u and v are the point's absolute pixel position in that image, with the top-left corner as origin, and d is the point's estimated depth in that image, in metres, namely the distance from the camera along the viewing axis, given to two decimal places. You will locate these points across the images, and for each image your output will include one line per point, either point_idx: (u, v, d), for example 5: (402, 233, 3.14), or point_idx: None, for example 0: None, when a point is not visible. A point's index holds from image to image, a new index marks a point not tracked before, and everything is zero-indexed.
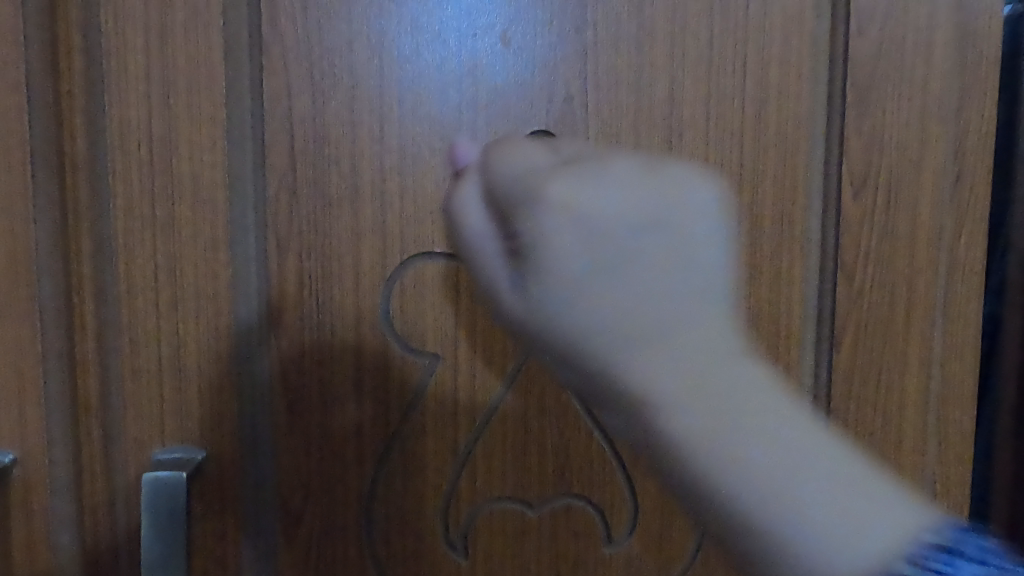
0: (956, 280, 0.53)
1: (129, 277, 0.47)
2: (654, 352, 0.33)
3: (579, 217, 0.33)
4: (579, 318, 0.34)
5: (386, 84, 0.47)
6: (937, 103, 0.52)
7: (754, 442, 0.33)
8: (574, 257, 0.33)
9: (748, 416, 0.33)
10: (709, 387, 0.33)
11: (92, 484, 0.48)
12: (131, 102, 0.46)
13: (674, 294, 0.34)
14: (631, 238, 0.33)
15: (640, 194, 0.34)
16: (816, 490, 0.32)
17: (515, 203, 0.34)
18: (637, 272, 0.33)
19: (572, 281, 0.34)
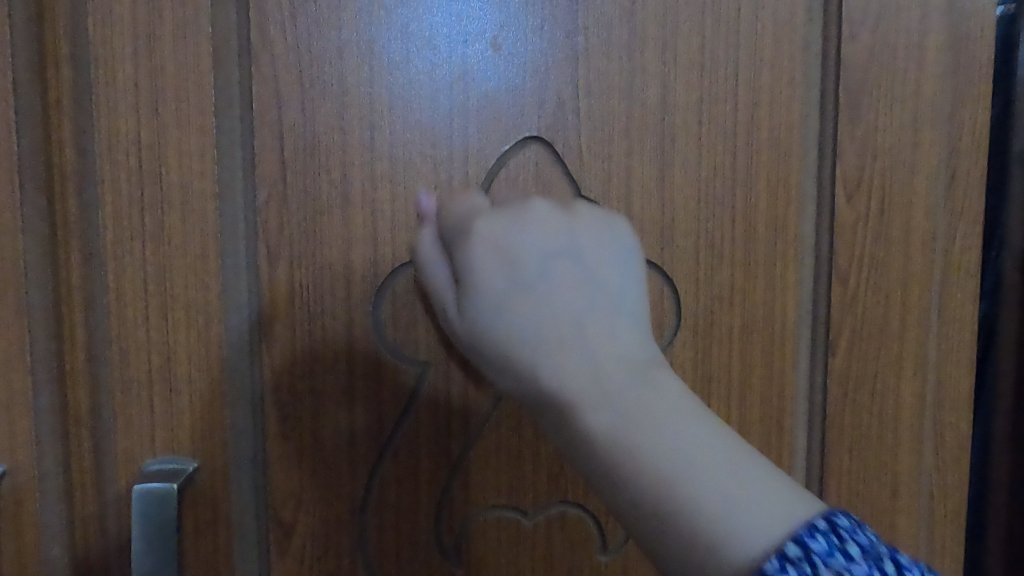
0: (950, 284, 0.53)
1: (118, 287, 0.46)
2: (580, 362, 0.37)
3: (500, 243, 0.40)
4: (512, 331, 0.38)
5: (376, 92, 0.47)
6: (929, 107, 0.52)
7: (666, 439, 0.35)
8: (499, 274, 0.39)
9: (662, 418, 0.35)
10: (625, 392, 0.36)
11: (83, 495, 0.47)
12: (119, 111, 0.45)
13: (593, 314, 0.39)
14: (548, 260, 0.40)
15: (556, 229, 0.41)
16: (727, 482, 0.34)
17: (453, 236, 0.41)
18: (557, 289, 0.39)
19: (502, 298, 0.39)
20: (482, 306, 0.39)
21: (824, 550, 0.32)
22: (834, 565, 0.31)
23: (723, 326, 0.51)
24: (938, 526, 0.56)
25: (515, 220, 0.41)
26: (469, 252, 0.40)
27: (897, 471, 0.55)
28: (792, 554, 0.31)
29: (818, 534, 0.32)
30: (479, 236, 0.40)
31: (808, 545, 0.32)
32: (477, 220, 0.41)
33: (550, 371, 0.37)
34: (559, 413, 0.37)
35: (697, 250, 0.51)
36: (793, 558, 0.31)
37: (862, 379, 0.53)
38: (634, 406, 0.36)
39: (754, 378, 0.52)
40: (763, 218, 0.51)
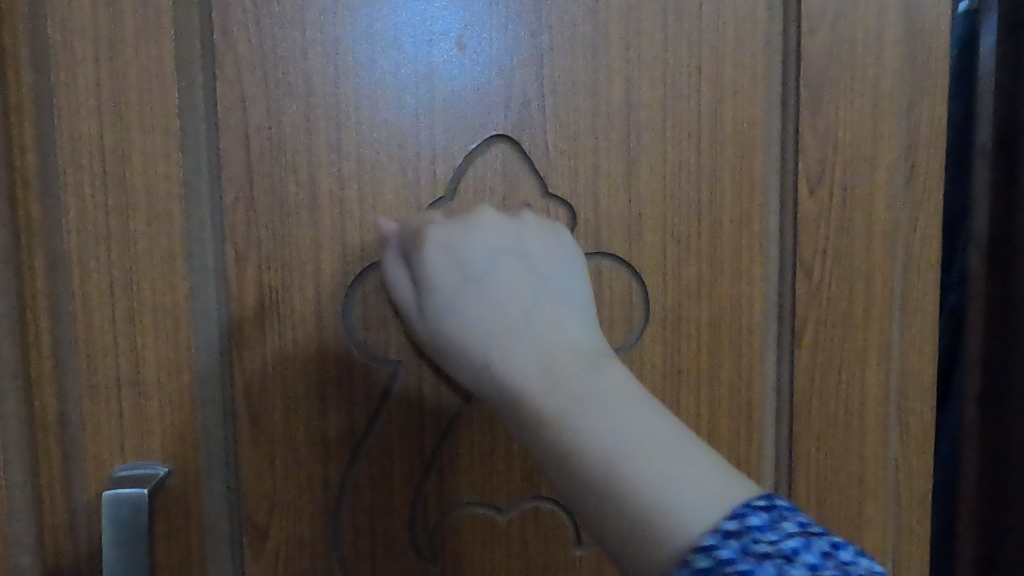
0: (912, 274, 0.54)
1: (84, 292, 0.46)
2: (529, 354, 0.40)
3: (451, 244, 0.44)
4: (465, 323, 0.42)
5: (342, 92, 0.47)
6: (888, 101, 0.53)
7: (613, 432, 0.36)
8: (453, 271, 0.43)
9: (607, 412, 0.37)
10: (574, 388, 0.38)
11: (53, 504, 0.47)
12: (82, 114, 0.45)
13: (541, 309, 0.42)
14: (494, 258, 0.44)
15: (503, 232, 0.45)
16: (672, 471, 0.35)
17: (407, 241, 0.45)
18: (506, 285, 0.43)
19: (454, 294, 0.43)
20: (436, 302, 0.43)
21: (762, 526, 0.32)
22: (768, 538, 0.32)
23: (691, 319, 0.52)
24: (906, 512, 0.57)
25: (466, 224, 0.45)
26: (423, 254, 0.44)
27: (865, 459, 0.56)
28: (730, 528, 0.32)
29: (760, 512, 0.33)
30: (432, 239, 0.44)
31: (745, 520, 0.32)
32: (428, 228, 0.45)
33: (500, 361, 0.40)
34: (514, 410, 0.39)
35: (664, 245, 0.51)
36: (732, 532, 0.32)
37: (828, 368, 0.54)
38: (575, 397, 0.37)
39: (723, 370, 0.53)
40: (728, 211, 0.52)
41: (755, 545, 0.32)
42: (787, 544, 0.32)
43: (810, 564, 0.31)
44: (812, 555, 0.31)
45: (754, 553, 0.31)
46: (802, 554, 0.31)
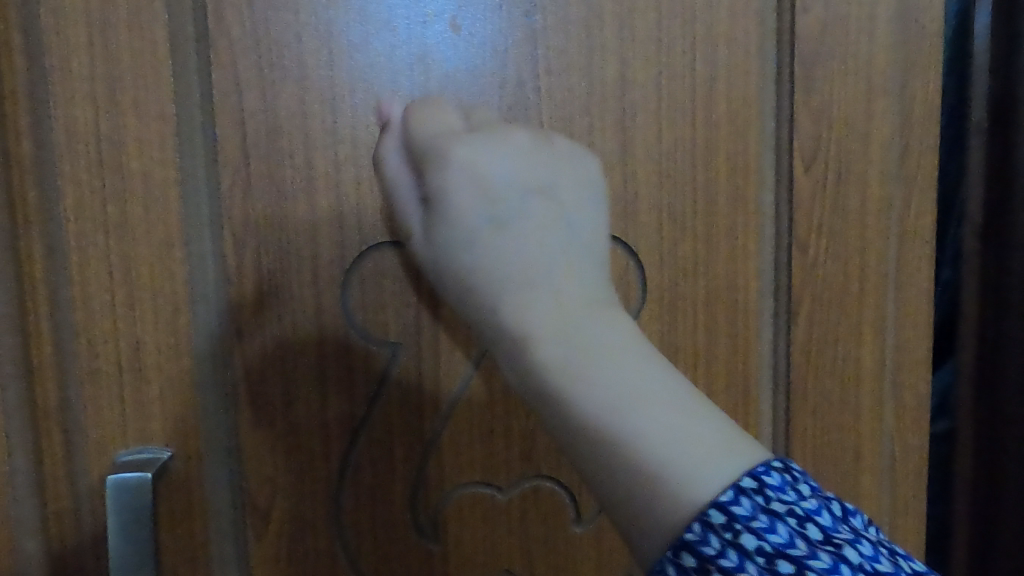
0: (905, 251, 0.55)
1: (82, 278, 0.46)
2: (545, 298, 0.40)
3: (479, 172, 0.41)
4: (479, 259, 0.41)
5: (336, 74, 0.47)
6: (881, 79, 0.53)
7: (621, 382, 0.37)
8: (475, 205, 0.41)
9: (612, 359, 0.38)
10: (582, 329, 0.39)
11: (56, 489, 0.47)
12: (76, 101, 0.45)
13: (560, 247, 0.42)
14: (521, 195, 0.42)
15: (534, 162, 0.43)
16: (676, 432, 0.36)
17: (425, 157, 0.43)
18: (531, 222, 0.42)
19: (472, 229, 0.42)
20: (452, 234, 0.42)
21: (777, 485, 0.35)
22: (786, 500, 0.34)
23: (687, 298, 0.52)
24: (901, 484, 0.57)
25: (491, 149, 0.42)
26: (445, 177, 0.42)
27: (860, 433, 0.56)
28: (747, 486, 0.34)
29: (775, 472, 0.35)
30: (455, 162, 0.42)
31: (762, 479, 0.34)
32: (451, 145, 0.42)
33: (512, 303, 0.40)
34: (519, 344, 0.39)
35: (659, 224, 0.52)
36: (748, 490, 0.34)
37: (824, 345, 0.55)
38: (585, 345, 0.38)
39: (719, 348, 0.53)
40: (723, 189, 0.52)
41: (770, 505, 0.34)
42: (799, 506, 0.34)
43: (821, 526, 0.34)
44: (822, 518, 0.34)
45: (771, 513, 0.34)
46: (813, 516, 0.34)
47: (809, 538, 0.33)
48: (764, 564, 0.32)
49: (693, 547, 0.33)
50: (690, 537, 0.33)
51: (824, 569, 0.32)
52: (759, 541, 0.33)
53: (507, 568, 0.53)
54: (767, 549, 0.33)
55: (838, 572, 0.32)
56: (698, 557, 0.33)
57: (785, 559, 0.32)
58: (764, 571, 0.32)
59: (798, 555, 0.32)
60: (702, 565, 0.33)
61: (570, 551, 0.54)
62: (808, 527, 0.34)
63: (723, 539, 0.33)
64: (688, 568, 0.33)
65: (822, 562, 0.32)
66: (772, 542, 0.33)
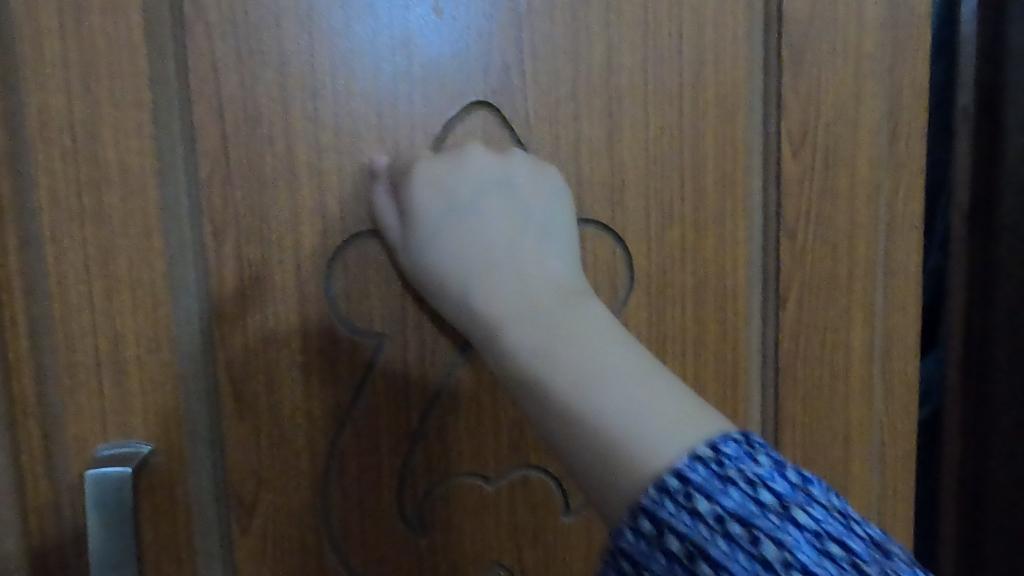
0: (894, 236, 0.55)
1: (58, 271, 0.45)
2: (504, 287, 0.42)
3: (436, 176, 0.46)
4: (445, 252, 0.45)
5: (317, 59, 0.46)
6: (870, 62, 0.52)
7: (587, 363, 0.38)
8: (435, 202, 0.45)
9: (576, 339, 0.39)
10: (548, 318, 0.40)
11: (35, 485, 0.46)
12: (49, 89, 0.44)
13: (522, 240, 0.45)
14: (479, 190, 0.46)
15: (489, 162, 0.46)
16: (634, 402, 0.36)
17: (396, 174, 0.47)
18: (490, 214, 0.46)
19: (433, 224, 0.45)
20: (417, 233, 0.45)
21: (734, 453, 0.34)
22: (744, 467, 0.33)
23: (675, 285, 0.52)
24: (891, 470, 0.57)
25: (453, 158, 0.46)
26: (410, 189, 0.46)
27: (850, 419, 0.56)
28: (705, 455, 0.33)
29: (733, 441, 0.34)
30: (419, 173, 0.46)
31: (719, 449, 0.34)
32: (416, 162, 0.46)
33: (478, 295, 0.43)
34: (486, 336, 0.42)
35: (647, 211, 0.51)
36: (704, 457, 0.33)
37: (813, 332, 0.54)
38: (547, 329, 0.40)
39: (708, 335, 0.53)
40: (711, 176, 0.51)
41: (725, 470, 0.33)
42: (755, 471, 0.33)
43: (776, 492, 0.33)
44: (779, 484, 0.33)
45: (726, 478, 0.33)
46: (770, 483, 0.33)
47: (763, 501, 0.32)
48: (715, 527, 0.31)
49: (648, 512, 0.33)
50: (647, 502, 0.33)
51: (774, 531, 0.31)
52: (711, 504, 0.32)
53: (496, 559, 0.53)
54: (718, 512, 0.32)
55: (788, 535, 0.31)
56: (654, 522, 0.32)
57: (736, 522, 0.31)
58: (715, 534, 0.31)
59: (750, 518, 0.31)
60: (657, 530, 0.32)
61: (558, 542, 0.53)
62: (762, 492, 0.33)
63: (677, 504, 0.32)
64: (643, 533, 0.32)
65: (773, 524, 0.31)
66: (724, 505, 0.32)
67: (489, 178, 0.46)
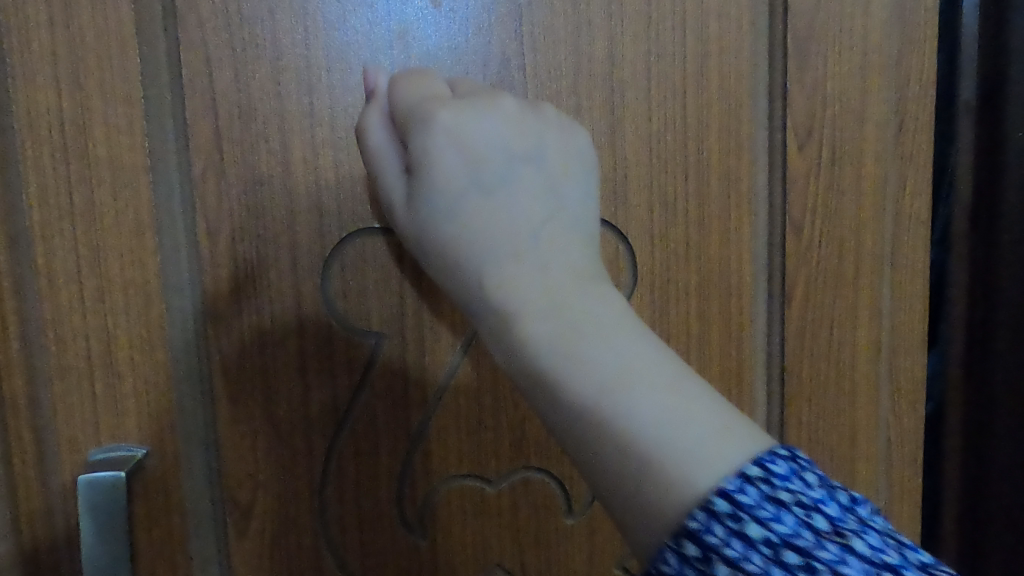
0: (901, 230, 0.54)
1: (49, 270, 0.44)
2: (530, 275, 0.39)
3: (459, 134, 0.41)
4: (463, 225, 0.40)
5: (312, 53, 0.45)
6: (877, 54, 0.51)
7: (609, 360, 0.35)
8: (459, 167, 0.40)
9: (604, 337, 0.36)
10: (570, 307, 0.38)
11: (27, 488, 0.45)
12: (38, 83, 0.42)
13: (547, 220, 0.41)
14: (507, 159, 0.41)
15: (519, 127, 0.42)
16: (664, 409, 0.34)
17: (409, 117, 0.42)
18: (517, 187, 0.41)
19: (455, 192, 0.40)
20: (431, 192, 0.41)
21: (784, 474, 0.32)
22: (794, 489, 0.32)
23: (679, 282, 0.51)
24: (896, 468, 0.57)
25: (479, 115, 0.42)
26: (427, 137, 0.41)
27: (855, 417, 0.55)
28: (753, 474, 0.32)
29: (779, 459, 0.32)
30: (437, 126, 0.40)
31: (769, 468, 0.32)
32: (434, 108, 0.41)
33: (497, 278, 0.39)
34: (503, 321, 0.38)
35: (650, 207, 0.50)
36: (754, 478, 0.32)
37: (819, 329, 0.53)
38: (572, 323, 0.37)
39: (711, 333, 0.52)
40: (715, 171, 0.50)
41: (777, 493, 0.31)
42: (807, 494, 0.32)
43: (829, 516, 0.31)
44: (832, 510, 0.32)
45: (778, 502, 0.31)
46: (822, 507, 0.32)
47: (817, 529, 0.31)
48: (768, 555, 0.30)
49: (694, 535, 0.31)
50: (692, 525, 0.31)
51: (834, 562, 0.29)
52: (764, 530, 0.30)
53: (497, 561, 0.52)
54: (772, 539, 0.30)
55: (848, 566, 0.29)
56: (701, 547, 0.30)
57: (791, 549, 0.30)
58: (769, 563, 0.30)
59: (806, 546, 0.30)
60: (704, 555, 0.30)
61: (561, 544, 0.53)
62: (816, 517, 0.31)
63: (727, 529, 0.30)
64: (689, 558, 0.31)
65: (832, 554, 0.30)
66: (778, 531, 0.30)
67: (517, 148, 0.42)
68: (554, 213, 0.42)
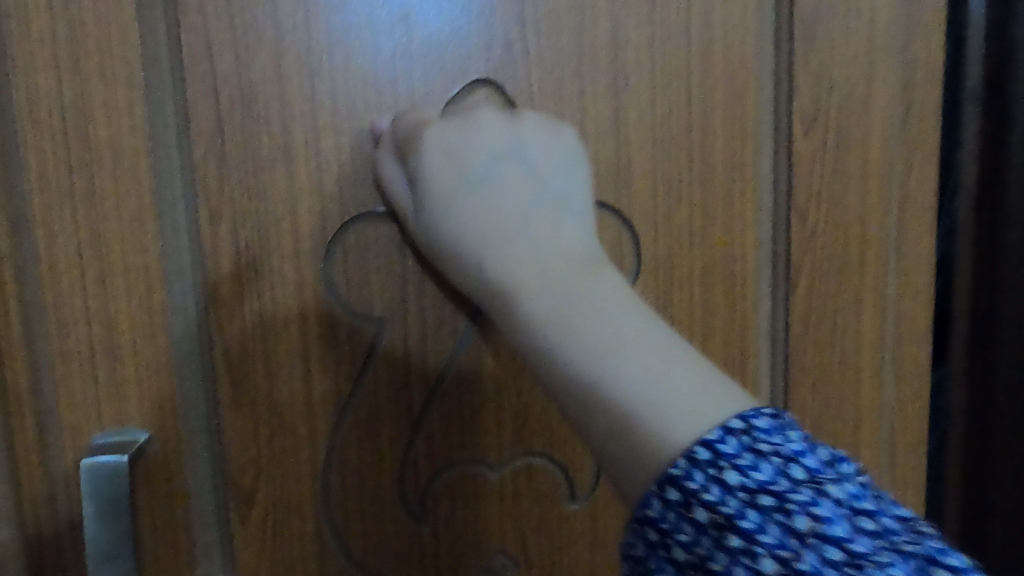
0: (906, 216, 0.53)
1: (50, 255, 0.44)
2: (524, 264, 0.40)
3: (448, 144, 0.43)
4: (460, 227, 0.42)
5: (313, 37, 0.45)
6: (883, 38, 0.51)
7: (597, 327, 0.36)
8: (448, 171, 0.42)
9: (592, 305, 0.37)
10: (564, 288, 0.38)
11: (30, 474, 0.45)
12: (38, 67, 0.42)
13: (540, 207, 0.42)
14: (496, 160, 0.43)
15: (502, 126, 0.44)
16: (650, 371, 0.34)
17: (402, 139, 0.44)
18: (505, 181, 0.42)
19: (450, 195, 0.42)
20: (433, 204, 0.43)
21: (765, 428, 0.32)
22: (773, 442, 0.32)
23: (682, 268, 0.51)
24: (899, 455, 0.56)
25: (461, 122, 0.43)
26: (421, 153, 0.43)
27: (859, 404, 0.55)
28: (734, 427, 0.32)
29: (766, 417, 0.32)
30: (429, 139, 0.43)
31: (751, 422, 0.32)
32: (427, 126, 0.43)
33: (493, 266, 0.40)
34: (503, 302, 0.40)
35: (653, 193, 0.50)
36: (735, 430, 0.32)
37: (823, 315, 0.53)
38: (566, 301, 0.37)
39: (715, 321, 0.52)
40: (719, 156, 0.50)
41: (757, 444, 0.31)
42: (788, 447, 0.32)
43: (810, 467, 0.31)
44: (810, 460, 0.31)
45: (756, 452, 0.31)
46: (801, 458, 0.31)
47: (795, 476, 0.31)
48: (745, 499, 0.30)
49: (675, 481, 0.31)
50: (674, 471, 0.31)
51: (809, 505, 0.29)
52: (741, 477, 0.30)
53: (499, 547, 0.52)
54: (750, 485, 0.30)
55: (823, 509, 0.29)
56: (682, 492, 0.31)
57: (767, 494, 0.30)
58: (745, 505, 0.30)
59: (782, 491, 0.30)
60: (686, 501, 0.31)
61: (563, 530, 0.52)
62: (793, 467, 0.31)
63: (706, 475, 0.31)
64: (673, 503, 0.31)
65: (806, 498, 0.30)
66: (755, 478, 0.30)
67: (504, 149, 0.43)
68: (545, 202, 0.43)
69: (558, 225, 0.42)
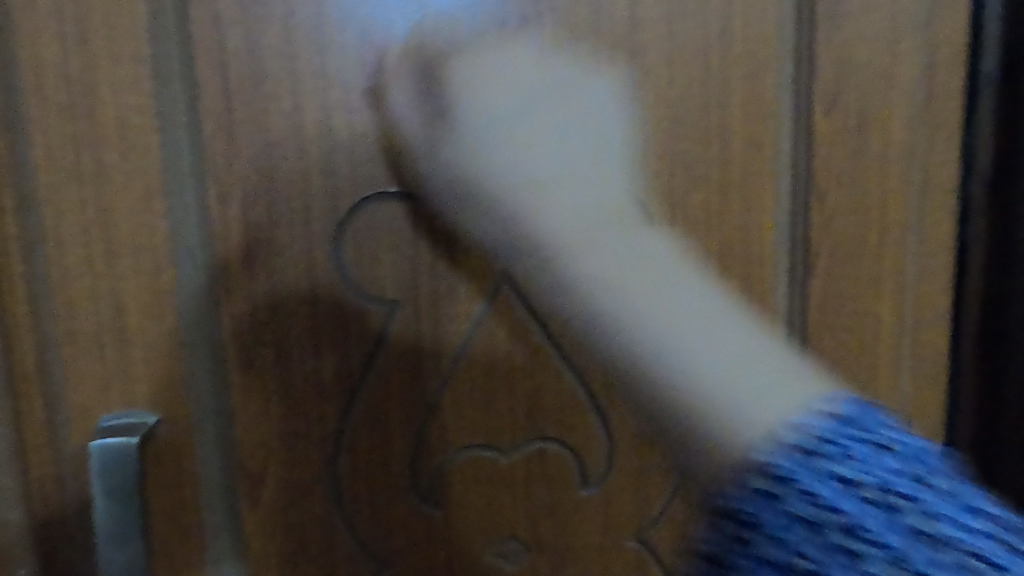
0: (926, 199, 0.52)
1: (57, 234, 0.43)
2: (561, 200, 0.38)
3: (488, 75, 0.40)
4: (494, 164, 0.39)
5: (325, 14, 0.44)
6: (907, 16, 0.50)
7: (650, 289, 0.36)
8: (479, 103, 0.39)
9: (644, 265, 0.36)
10: (608, 228, 0.37)
11: (38, 456, 0.45)
12: (42, 41, 0.41)
13: (584, 139, 0.40)
14: (529, 100, 0.40)
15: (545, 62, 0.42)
16: (711, 342, 0.34)
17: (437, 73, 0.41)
18: (548, 115, 0.40)
19: (482, 135, 0.39)
20: (462, 138, 0.40)
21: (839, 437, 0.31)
22: (853, 448, 0.31)
23: (699, 251, 0.50)
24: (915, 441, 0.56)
25: (502, 54, 0.41)
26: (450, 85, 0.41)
27: (877, 390, 0.54)
28: (816, 436, 0.31)
29: (829, 417, 0.32)
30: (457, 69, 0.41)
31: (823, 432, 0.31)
32: (457, 59, 0.41)
33: (528, 203, 0.38)
34: (538, 244, 0.38)
35: (670, 174, 0.49)
36: (814, 447, 0.31)
37: (841, 299, 0.52)
38: (614, 249, 0.37)
39: (731, 304, 0.51)
40: (737, 136, 0.49)
41: (835, 458, 0.31)
42: (867, 457, 0.31)
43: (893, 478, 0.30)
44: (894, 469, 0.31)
45: (840, 470, 0.30)
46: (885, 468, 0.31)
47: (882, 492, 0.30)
48: (840, 526, 0.29)
49: (750, 511, 0.30)
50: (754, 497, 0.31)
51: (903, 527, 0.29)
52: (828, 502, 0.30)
53: (511, 532, 0.51)
54: (837, 509, 0.29)
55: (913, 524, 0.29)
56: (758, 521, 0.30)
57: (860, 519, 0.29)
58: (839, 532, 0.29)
59: (871, 515, 0.29)
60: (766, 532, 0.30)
61: (576, 516, 0.51)
62: (881, 484, 0.30)
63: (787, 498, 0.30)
64: (746, 530, 0.30)
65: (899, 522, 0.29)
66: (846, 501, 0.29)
67: (543, 80, 0.41)
68: (579, 136, 0.40)
69: (592, 160, 0.40)
